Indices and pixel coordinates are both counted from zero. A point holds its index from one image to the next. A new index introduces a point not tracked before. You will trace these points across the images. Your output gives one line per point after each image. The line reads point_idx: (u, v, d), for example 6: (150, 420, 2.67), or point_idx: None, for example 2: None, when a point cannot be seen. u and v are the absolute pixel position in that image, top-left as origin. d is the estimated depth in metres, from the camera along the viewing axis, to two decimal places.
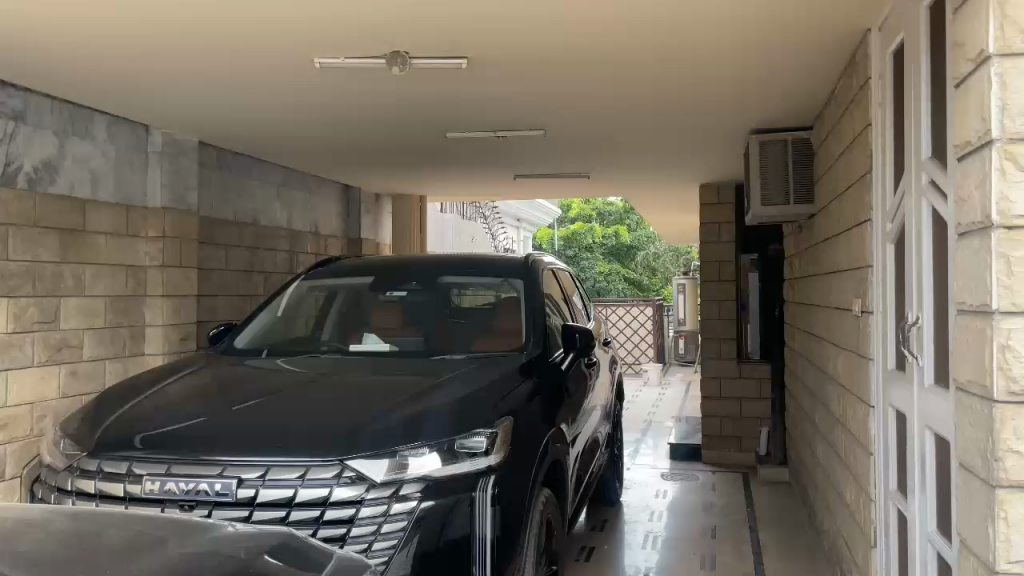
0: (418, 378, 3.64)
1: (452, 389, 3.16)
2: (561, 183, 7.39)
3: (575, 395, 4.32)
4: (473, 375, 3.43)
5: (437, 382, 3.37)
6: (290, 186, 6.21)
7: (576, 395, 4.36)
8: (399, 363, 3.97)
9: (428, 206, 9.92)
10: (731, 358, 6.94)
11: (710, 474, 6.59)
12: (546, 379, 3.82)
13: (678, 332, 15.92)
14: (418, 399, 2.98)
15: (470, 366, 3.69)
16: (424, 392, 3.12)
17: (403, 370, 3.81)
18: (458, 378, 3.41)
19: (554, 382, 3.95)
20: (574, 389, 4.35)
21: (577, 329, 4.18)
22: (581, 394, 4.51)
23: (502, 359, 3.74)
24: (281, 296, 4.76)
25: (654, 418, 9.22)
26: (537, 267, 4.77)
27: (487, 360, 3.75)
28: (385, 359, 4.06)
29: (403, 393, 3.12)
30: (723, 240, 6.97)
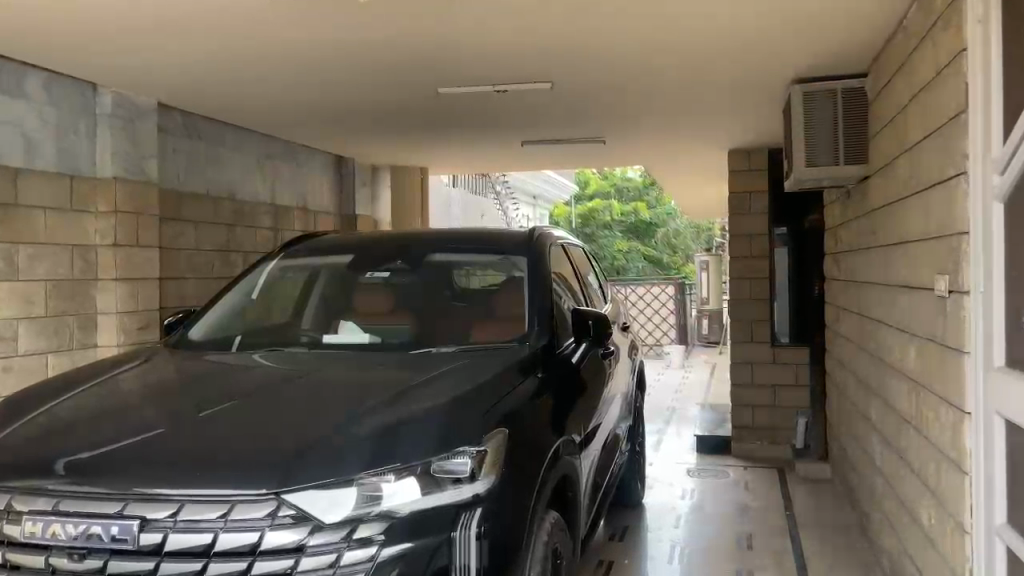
0: (399, 374, 3.02)
1: (435, 391, 2.53)
2: (574, 150, 6.72)
3: (589, 390, 3.67)
4: (463, 372, 2.79)
5: (418, 381, 2.74)
6: (274, 157, 5.60)
7: (590, 390, 3.71)
8: (380, 357, 3.36)
9: (432, 180, 9.26)
10: (763, 342, 6.30)
11: (740, 470, 5.96)
12: (553, 375, 3.17)
13: (701, 312, 15.23)
14: (388, 404, 2.35)
15: (463, 361, 3.06)
16: (399, 394, 2.50)
17: (383, 366, 3.20)
18: (444, 376, 2.78)
19: (564, 378, 3.31)
20: (588, 382, 3.70)
21: (589, 314, 3.51)
22: (596, 388, 3.86)
23: (501, 353, 3.10)
24: (256, 276, 4.16)
25: (678, 405, 8.59)
26: (545, 243, 4.12)
27: (483, 355, 3.12)
28: (364, 352, 3.45)
29: (374, 395, 2.51)
30: (755, 212, 6.30)
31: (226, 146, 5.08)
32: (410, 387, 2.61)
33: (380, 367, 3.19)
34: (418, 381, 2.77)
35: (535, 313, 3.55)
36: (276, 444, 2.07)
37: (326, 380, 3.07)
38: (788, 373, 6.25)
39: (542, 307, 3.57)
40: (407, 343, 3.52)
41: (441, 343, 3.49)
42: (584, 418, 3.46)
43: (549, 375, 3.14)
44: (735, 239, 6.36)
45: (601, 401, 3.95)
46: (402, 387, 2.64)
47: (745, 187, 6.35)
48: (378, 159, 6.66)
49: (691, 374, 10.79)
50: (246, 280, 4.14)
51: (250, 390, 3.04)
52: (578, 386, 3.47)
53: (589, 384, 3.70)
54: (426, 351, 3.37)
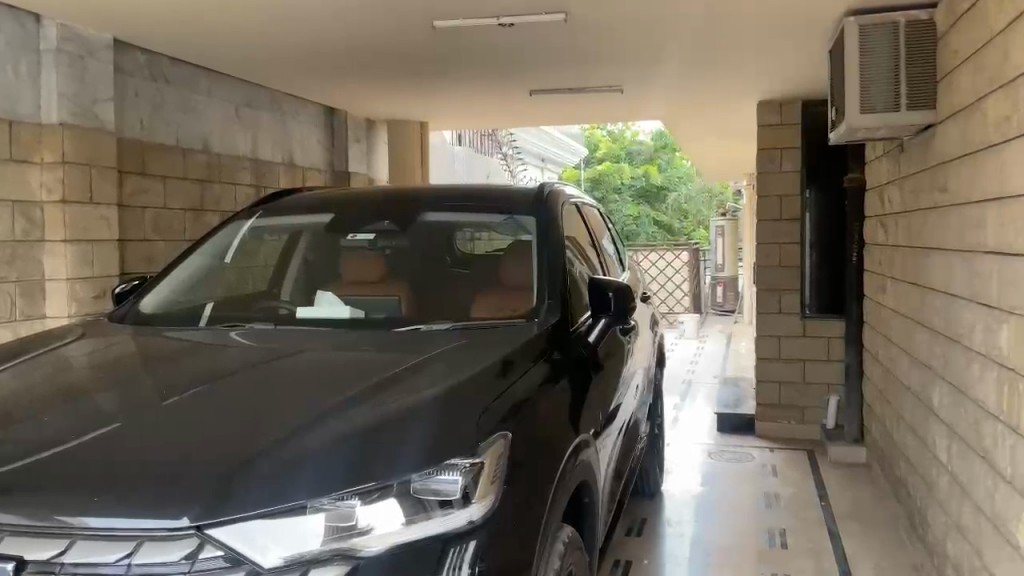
0: (381, 357, 2.51)
1: (420, 382, 2.00)
2: (587, 100, 6.13)
3: (606, 370, 3.14)
4: (457, 357, 2.26)
5: (401, 367, 2.21)
6: (254, 107, 5.04)
7: (608, 373, 3.18)
8: (360, 334, 2.84)
9: (435, 137, 8.69)
10: (793, 313, 5.78)
11: (767, 452, 5.48)
12: (563, 358, 2.63)
13: (717, 279, 14.70)
14: (356, 403, 1.84)
15: (458, 343, 2.54)
16: (373, 386, 1.98)
17: (363, 346, 2.69)
18: (433, 360, 2.26)
19: (579, 360, 2.79)
20: (606, 365, 3.15)
21: (609, 283, 2.93)
22: (615, 371, 3.33)
23: (504, 335, 2.58)
24: (233, 233, 3.64)
25: (695, 378, 8.10)
26: (557, 201, 3.54)
27: (483, 337, 2.58)
28: (343, 327, 2.93)
29: (343, 386, 2.00)
30: (787, 171, 5.73)
31: (197, 92, 4.54)
32: (388, 374, 2.09)
33: (360, 347, 2.68)
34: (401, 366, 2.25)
35: (545, 281, 2.98)
36: (203, 461, 1.59)
37: (294, 362, 2.57)
38: (820, 348, 5.73)
39: (552, 273, 3.01)
40: (391, 318, 3.00)
41: (434, 320, 2.96)
42: (601, 406, 2.93)
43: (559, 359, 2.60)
44: (764, 200, 5.80)
45: (619, 384, 3.42)
46: (377, 374, 2.13)
47: (776, 143, 5.77)
48: (374, 111, 6.10)
49: (708, 343, 10.29)
50: (220, 237, 3.64)
51: (204, 373, 2.55)
52: (593, 367, 2.93)
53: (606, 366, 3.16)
54: (415, 328, 2.85)
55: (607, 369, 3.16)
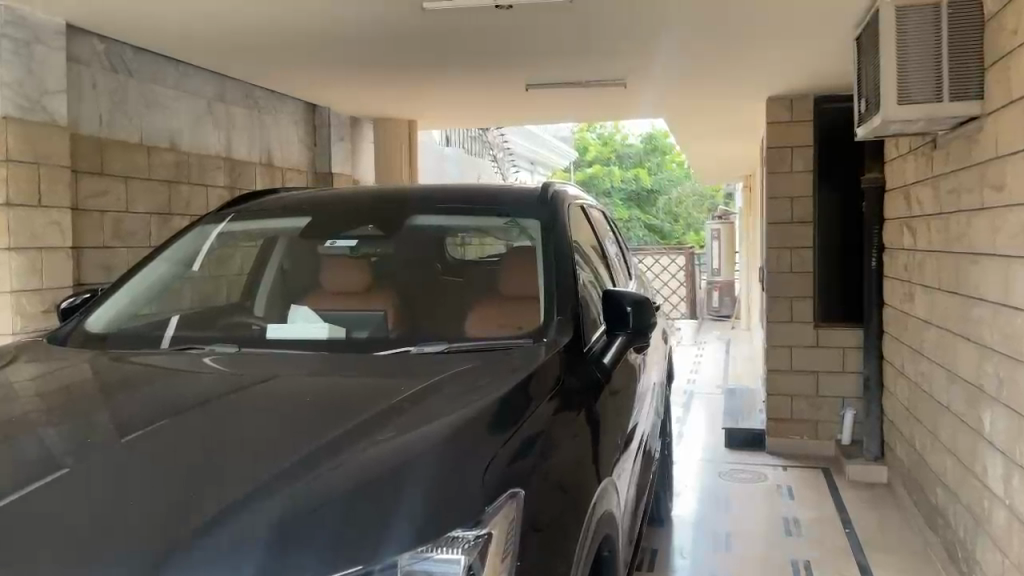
0: (364, 383, 2.14)
1: (412, 422, 1.64)
2: (585, 94, 5.78)
3: (621, 396, 2.77)
4: (457, 389, 1.89)
5: (391, 399, 1.85)
6: (227, 102, 4.66)
7: (624, 398, 2.81)
8: (338, 356, 2.45)
9: (424, 137, 8.34)
10: (805, 322, 5.44)
11: (780, 471, 5.13)
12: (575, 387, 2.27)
13: (712, 284, 14.41)
14: (333, 451, 1.47)
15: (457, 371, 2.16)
16: (356, 427, 1.61)
17: (342, 371, 2.31)
18: (427, 391, 1.89)
19: (592, 386, 2.41)
20: (621, 390, 2.78)
21: (626, 295, 2.55)
22: (630, 396, 2.96)
23: (508, 362, 2.21)
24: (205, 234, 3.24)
25: (697, 388, 7.75)
26: (563, 202, 3.15)
27: (485, 363, 2.22)
28: (317, 348, 2.53)
29: (319, 426, 1.63)
30: (798, 172, 5.40)
31: (162, 85, 4.16)
32: (374, 410, 1.72)
33: (340, 371, 2.30)
34: (390, 396, 1.88)
35: (553, 294, 2.61)
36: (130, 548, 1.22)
37: (261, 388, 2.19)
38: (835, 359, 5.38)
39: (560, 285, 2.64)
40: (373, 336, 2.59)
41: (424, 338, 2.56)
42: (618, 440, 2.56)
43: (571, 388, 2.24)
44: (774, 202, 5.46)
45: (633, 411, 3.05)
46: (361, 408, 1.76)
47: (786, 141, 5.43)
48: (359, 107, 5.72)
49: (706, 351, 9.97)
50: (189, 236, 3.25)
51: (154, 399, 2.17)
52: (609, 394, 2.56)
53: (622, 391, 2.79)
54: (401, 349, 2.46)
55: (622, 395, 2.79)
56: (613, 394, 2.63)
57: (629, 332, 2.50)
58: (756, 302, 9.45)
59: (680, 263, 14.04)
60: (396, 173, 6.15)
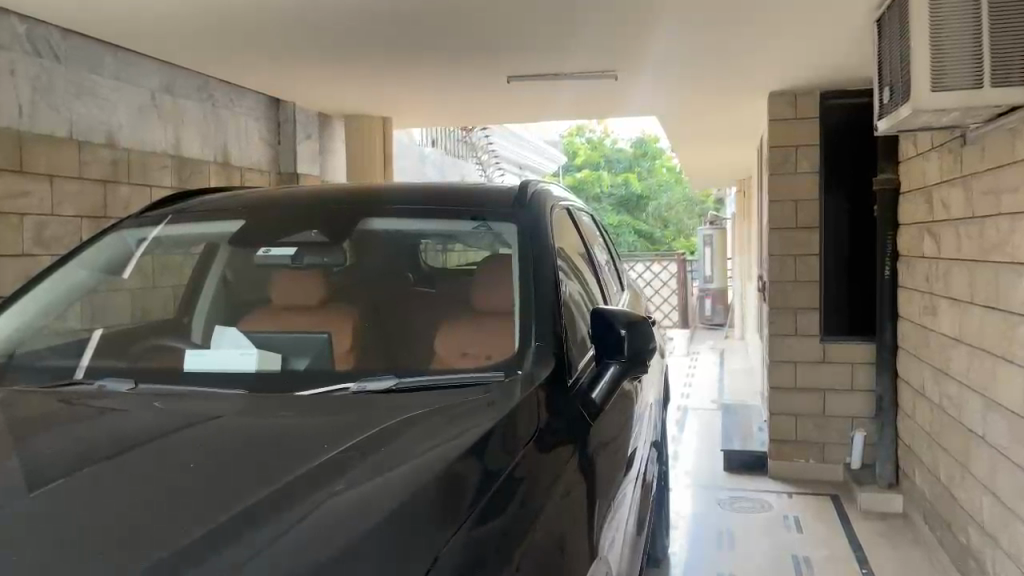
0: (295, 429, 1.71)
1: (341, 498, 1.40)
2: (572, 88, 5.35)
3: (613, 438, 2.33)
4: (408, 442, 1.63)
5: (332, 448, 1.60)
6: (175, 94, 4.21)
7: (617, 441, 2.37)
8: (269, 394, 1.96)
9: (404, 137, 7.89)
10: (811, 336, 5.02)
11: (785, 499, 4.71)
12: (555, 435, 1.86)
13: (704, 291, 14.04)
14: (223, 547, 1.22)
15: (404, 420, 1.74)
16: (269, 501, 1.37)
17: (272, 411, 1.84)
18: (375, 440, 1.64)
19: (574, 432, 1.95)
20: (614, 432, 2.34)
21: (617, 315, 2.08)
22: (623, 438, 2.52)
23: (476, 407, 1.79)
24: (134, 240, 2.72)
25: (692, 404, 7.32)
26: (548, 202, 2.67)
27: (448, 405, 1.81)
28: (239, 384, 2.02)
29: (231, 496, 1.39)
30: (803, 173, 4.99)
31: (97, 74, 3.71)
32: (303, 474, 1.48)
33: (274, 410, 1.84)
34: (329, 443, 1.63)
35: (530, 311, 2.12)
36: None
37: (170, 429, 1.76)
38: (843, 376, 4.96)
39: (540, 301, 2.14)
40: (304, 370, 2.09)
41: (374, 372, 2.05)
42: (609, 495, 2.14)
43: (548, 437, 1.83)
44: (776, 205, 5.04)
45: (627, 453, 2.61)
46: (290, 466, 1.51)
47: (789, 139, 5.01)
48: (327, 103, 5.28)
49: (699, 362, 9.55)
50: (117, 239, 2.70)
51: (24, 443, 1.72)
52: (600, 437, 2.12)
53: (614, 432, 2.35)
54: (336, 387, 1.96)
55: (615, 436, 2.35)
56: (604, 437, 2.20)
57: (624, 360, 2.04)
58: (755, 339, 8.30)
59: (671, 270, 13.63)
60: (369, 174, 5.71)
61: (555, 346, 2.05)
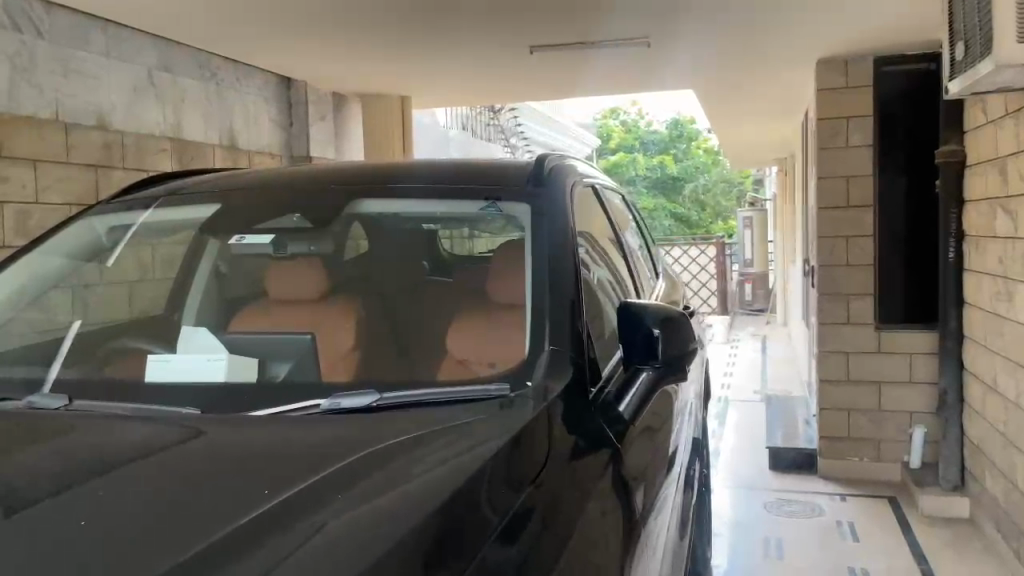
0: (265, 449, 1.39)
1: (314, 542, 1.09)
2: (602, 61, 4.99)
3: (647, 455, 2.00)
4: (407, 465, 1.32)
5: (307, 474, 1.29)
6: (174, 72, 3.95)
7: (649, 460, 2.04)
8: (231, 412, 1.62)
9: (427, 119, 7.59)
10: (865, 324, 4.62)
11: (838, 502, 4.33)
12: (575, 462, 1.53)
13: (744, 276, 13.61)
14: None
15: (400, 441, 1.42)
16: (212, 550, 1.06)
17: (234, 429, 1.51)
18: (371, 463, 1.33)
19: (597, 455, 1.61)
20: (646, 448, 2.01)
21: (649, 309, 1.74)
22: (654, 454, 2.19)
23: (486, 426, 1.46)
24: (123, 225, 2.37)
25: (733, 395, 6.95)
26: (572, 177, 2.30)
27: (456, 425, 1.48)
28: (196, 400, 1.68)
29: (171, 540, 1.08)
30: (854, 145, 4.58)
31: (86, 51, 3.45)
32: (274, 506, 1.18)
33: (241, 426, 1.53)
34: (314, 465, 1.32)
35: (545, 307, 1.75)
36: None
37: (115, 448, 1.44)
38: (900, 368, 4.56)
39: (558, 294, 1.77)
40: (276, 381, 1.75)
41: (359, 385, 1.67)
42: (643, 527, 1.81)
43: (567, 463, 1.50)
44: (826, 182, 4.63)
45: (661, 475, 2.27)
46: (261, 495, 1.21)
47: (840, 110, 4.59)
48: (341, 81, 4.99)
49: (740, 350, 9.16)
50: (106, 221, 2.37)
51: None
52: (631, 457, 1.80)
53: (647, 447, 2.02)
54: (305, 404, 1.61)
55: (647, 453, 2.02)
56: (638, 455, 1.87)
57: (659, 366, 1.70)
58: (799, 325, 7.92)
59: (709, 254, 13.20)
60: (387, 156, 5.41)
61: (576, 350, 1.70)
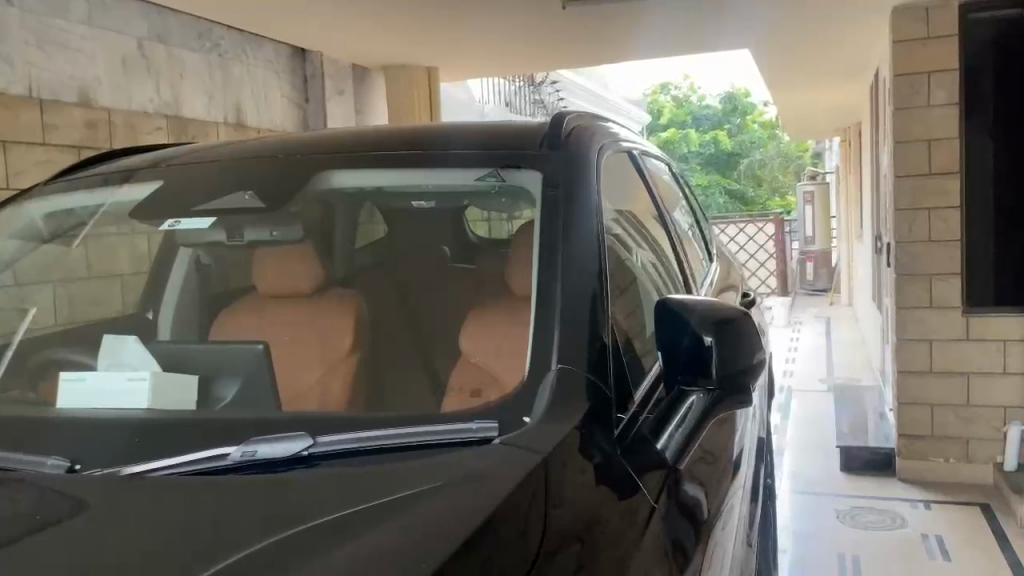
0: (155, 526, 0.99)
1: None
2: (646, 19, 4.47)
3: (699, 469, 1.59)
4: (330, 560, 0.89)
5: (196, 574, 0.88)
6: (169, 44, 3.60)
7: (703, 474, 1.63)
8: (107, 469, 1.18)
9: (464, 94, 7.17)
10: (950, 307, 4.07)
11: (923, 511, 3.83)
12: (608, 524, 1.12)
13: (805, 254, 12.98)
14: None
15: (345, 512, 1.00)
16: None
17: (115, 495, 1.09)
18: (288, 552, 0.92)
19: (632, 517, 1.18)
20: (697, 460, 1.60)
21: (698, 308, 1.28)
22: (712, 464, 1.77)
23: (454, 496, 1.02)
24: (84, 208, 1.93)
25: (796, 384, 6.42)
26: (602, 136, 1.83)
27: (411, 495, 1.03)
28: (70, 450, 1.24)
29: None
30: (938, 104, 4.00)
31: (66, 20, 3.11)
32: None
33: (139, 482, 1.12)
34: (193, 564, 0.91)
35: (555, 307, 1.29)
36: None
37: None
38: (992, 357, 4.01)
39: (573, 288, 1.31)
40: (182, 413, 1.32)
41: (295, 421, 1.24)
42: (700, 568, 1.42)
43: (592, 533, 1.09)
44: (905, 147, 4.07)
45: (723, 491, 1.85)
46: None
47: (920, 64, 4.01)
48: (361, 50, 4.59)
49: (803, 333, 8.60)
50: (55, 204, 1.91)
51: None
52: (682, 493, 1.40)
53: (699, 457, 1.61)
54: (212, 454, 1.17)
55: (699, 462, 1.61)
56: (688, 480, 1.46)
57: (712, 389, 1.27)
58: (868, 306, 7.35)
59: (768, 232, 12.58)
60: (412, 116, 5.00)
61: (598, 366, 1.25)
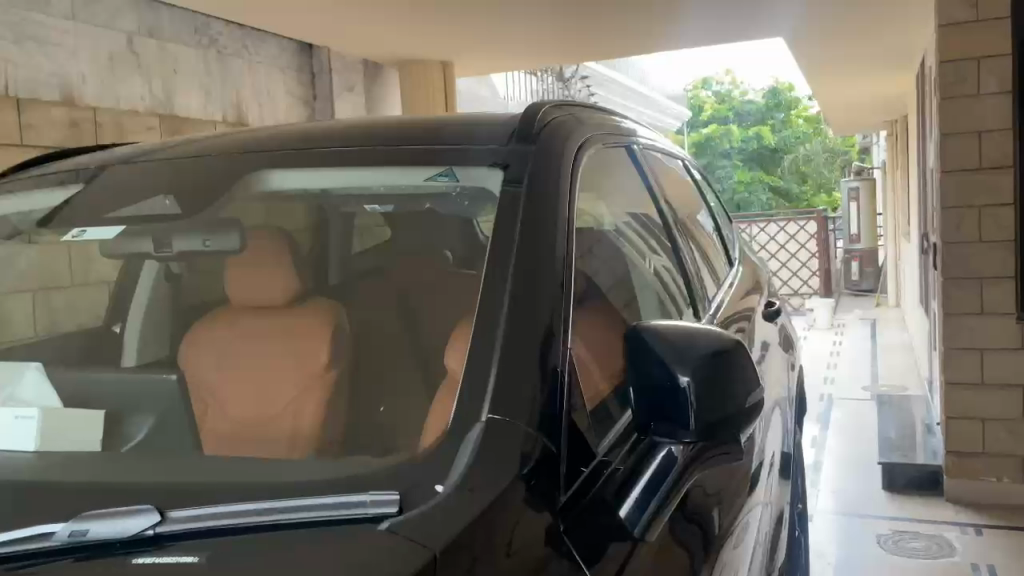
0: None
1: None
2: (672, 7, 4.19)
3: (705, 500, 1.34)
4: None
5: None
6: (161, 38, 3.45)
7: (711, 505, 1.38)
8: None
9: (488, 91, 6.96)
10: (1003, 314, 3.73)
11: (972, 536, 3.50)
12: None
13: (850, 252, 12.52)
14: None
15: None
16: None
17: None
18: None
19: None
20: (700, 489, 1.36)
21: (688, 345, 1.03)
22: (724, 488, 1.51)
23: None
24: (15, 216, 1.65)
25: (836, 391, 6.08)
26: (587, 126, 1.58)
27: None
28: None
29: None
30: (989, 93, 3.67)
31: (48, 14, 2.96)
32: None
33: None
34: None
35: (496, 344, 1.05)
36: None
37: None
38: None
39: (519, 320, 1.07)
40: (38, 470, 1.09)
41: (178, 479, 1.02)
42: None
43: None
44: (953, 140, 3.74)
45: (737, 525, 1.59)
46: None
47: (969, 49, 3.68)
48: (371, 43, 4.39)
49: (846, 336, 8.23)
50: None
51: None
52: (670, 542, 1.18)
53: (702, 485, 1.37)
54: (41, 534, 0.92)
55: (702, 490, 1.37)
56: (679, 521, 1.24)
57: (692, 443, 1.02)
58: (915, 309, 6.96)
59: (810, 230, 12.14)
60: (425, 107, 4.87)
61: (545, 418, 1.00)
